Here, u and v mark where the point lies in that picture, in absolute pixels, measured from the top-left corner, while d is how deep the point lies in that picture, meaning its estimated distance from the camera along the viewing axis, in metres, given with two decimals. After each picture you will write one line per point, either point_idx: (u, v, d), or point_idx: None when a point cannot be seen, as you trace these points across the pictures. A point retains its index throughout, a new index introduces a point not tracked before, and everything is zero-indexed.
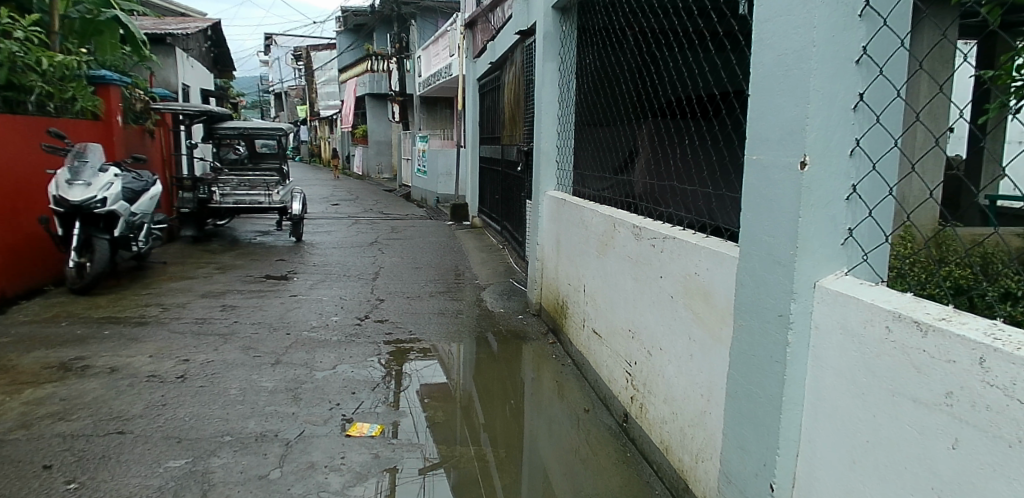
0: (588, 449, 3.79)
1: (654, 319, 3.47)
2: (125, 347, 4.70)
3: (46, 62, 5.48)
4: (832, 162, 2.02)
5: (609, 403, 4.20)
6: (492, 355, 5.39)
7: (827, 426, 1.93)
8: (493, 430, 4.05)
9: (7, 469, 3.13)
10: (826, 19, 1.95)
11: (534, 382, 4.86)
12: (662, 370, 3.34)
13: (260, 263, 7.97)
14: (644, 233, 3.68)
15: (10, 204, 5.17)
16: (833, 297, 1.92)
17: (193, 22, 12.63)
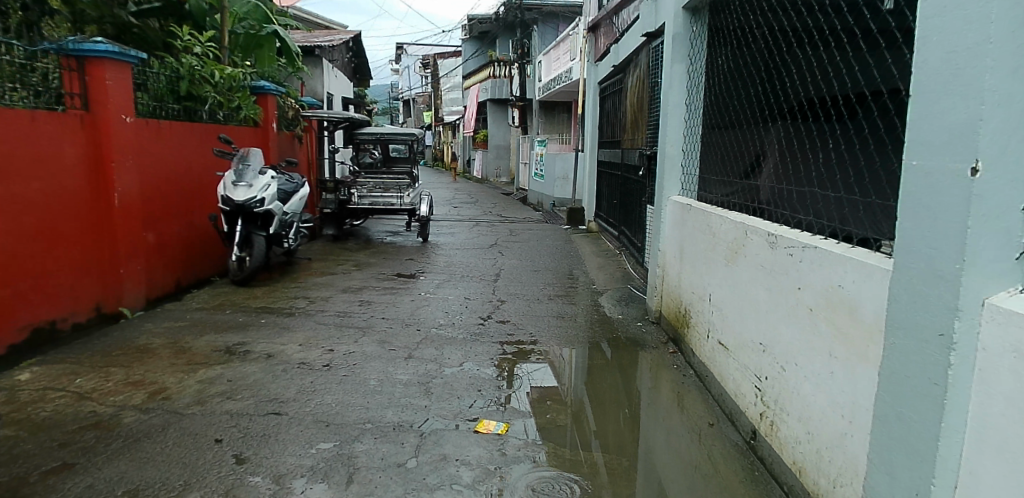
0: (709, 463, 3.65)
1: (788, 333, 3.28)
2: (278, 335, 5.11)
3: (218, 74, 6.06)
4: (1008, 168, 1.81)
5: (735, 419, 4.02)
6: (607, 361, 5.32)
7: (996, 459, 1.73)
8: (611, 435, 4.01)
9: (185, 440, 3.41)
10: (1006, 10, 1.74)
11: (652, 390, 4.75)
12: (797, 386, 3.15)
13: (392, 261, 8.41)
14: (780, 241, 3.50)
15: (187, 203, 5.80)
16: (1007, 316, 1.71)
17: (337, 35, 13.49)
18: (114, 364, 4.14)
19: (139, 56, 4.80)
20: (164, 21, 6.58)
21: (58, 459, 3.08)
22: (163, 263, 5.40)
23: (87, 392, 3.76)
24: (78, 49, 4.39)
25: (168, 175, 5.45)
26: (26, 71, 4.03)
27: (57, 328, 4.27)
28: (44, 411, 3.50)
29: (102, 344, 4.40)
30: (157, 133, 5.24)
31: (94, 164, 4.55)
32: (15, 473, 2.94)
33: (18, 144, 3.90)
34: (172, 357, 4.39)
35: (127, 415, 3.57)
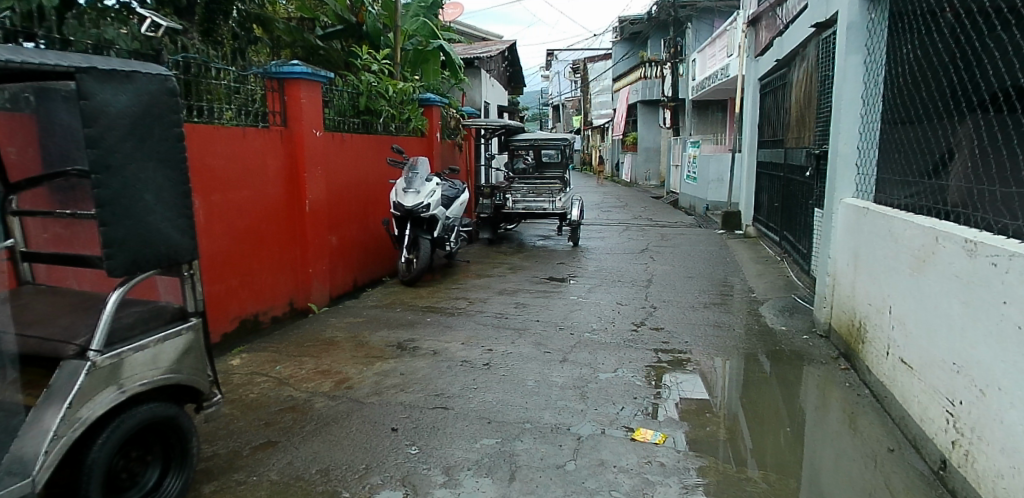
0: (887, 490, 3.29)
1: (989, 352, 2.89)
2: (443, 334, 5.39)
3: (391, 89, 6.54)
4: None
5: (921, 446, 3.59)
6: (766, 375, 4.99)
7: None
8: (773, 450, 3.76)
9: (366, 427, 3.71)
10: None
11: (820, 407, 4.39)
12: (999, 415, 2.76)
13: (544, 265, 8.55)
14: (980, 248, 3.09)
15: (365, 210, 6.31)
16: None
17: (494, 45, 13.99)
18: (306, 354, 4.60)
19: (328, 75, 5.29)
20: (345, 43, 7.18)
21: (265, 436, 3.48)
22: (343, 264, 5.93)
23: (285, 378, 4.22)
24: (280, 72, 4.94)
25: (349, 183, 5.96)
26: (241, 95, 4.60)
27: (259, 321, 4.84)
28: (252, 393, 3.98)
29: (295, 335, 4.91)
30: (341, 146, 5.76)
31: (290, 174, 5.10)
32: (232, 445, 3.37)
33: (234, 158, 4.48)
34: (352, 350, 4.79)
35: (318, 401, 3.95)
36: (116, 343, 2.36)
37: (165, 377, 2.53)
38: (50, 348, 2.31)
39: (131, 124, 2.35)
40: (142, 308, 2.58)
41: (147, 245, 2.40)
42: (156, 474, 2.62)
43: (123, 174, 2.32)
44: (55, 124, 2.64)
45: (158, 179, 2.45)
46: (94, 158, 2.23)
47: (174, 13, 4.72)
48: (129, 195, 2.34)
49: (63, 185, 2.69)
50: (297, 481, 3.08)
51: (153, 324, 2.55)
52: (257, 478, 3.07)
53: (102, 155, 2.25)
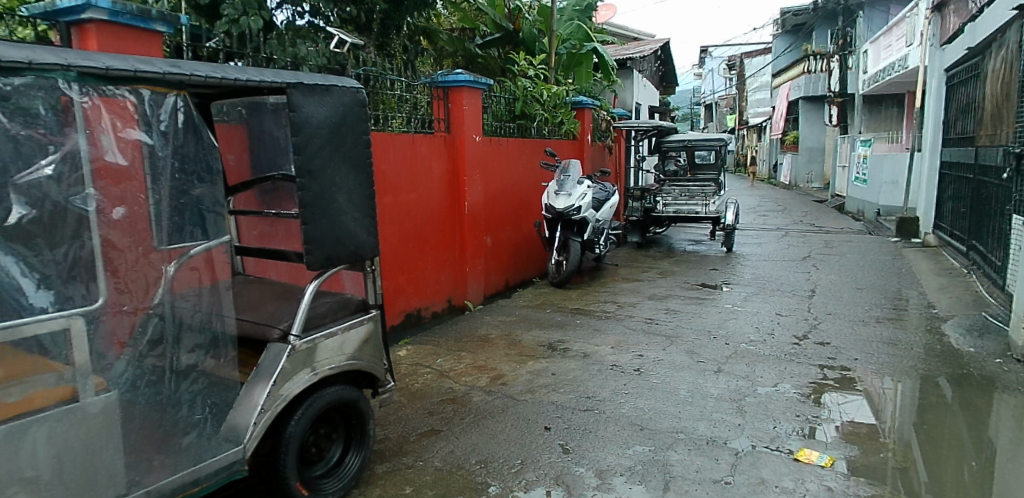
0: None
1: None
2: (593, 336, 5.38)
3: (546, 93, 6.67)
4: None
5: None
6: (949, 400, 4.42)
7: None
8: (962, 484, 3.33)
9: (521, 423, 3.80)
10: None
11: (1019, 440, 3.82)
12: None
13: (695, 271, 8.25)
14: None
15: (518, 212, 6.48)
16: None
17: (648, 45, 13.74)
18: (464, 349, 4.82)
19: (488, 82, 5.50)
20: (502, 50, 7.40)
21: (429, 424, 3.69)
22: (497, 264, 6.14)
23: (446, 371, 4.44)
24: (445, 80, 5.22)
25: (505, 186, 6.15)
26: (411, 103, 4.92)
27: (421, 315, 5.14)
28: (417, 383, 4.24)
29: (453, 331, 5.16)
30: (498, 149, 5.96)
31: (452, 177, 5.37)
32: (400, 430, 3.61)
33: (404, 163, 4.80)
34: (506, 348, 4.93)
35: (476, 395, 4.12)
36: (311, 330, 2.63)
37: (349, 363, 2.77)
38: (259, 331, 2.62)
39: (329, 133, 2.61)
40: (332, 298, 2.83)
41: (338, 242, 2.65)
42: (339, 451, 2.89)
43: (321, 178, 2.57)
44: (265, 133, 3.00)
45: (348, 182, 2.69)
46: (299, 164, 2.50)
47: (354, 30, 5.10)
48: (325, 197, 2.59)
49: (268, 187, 3.12)
50: (459, 470, 3.23)
51: (340, 314, 2.80)
52: (423, 463, 3.26)
53: (305, 162, 2.52)
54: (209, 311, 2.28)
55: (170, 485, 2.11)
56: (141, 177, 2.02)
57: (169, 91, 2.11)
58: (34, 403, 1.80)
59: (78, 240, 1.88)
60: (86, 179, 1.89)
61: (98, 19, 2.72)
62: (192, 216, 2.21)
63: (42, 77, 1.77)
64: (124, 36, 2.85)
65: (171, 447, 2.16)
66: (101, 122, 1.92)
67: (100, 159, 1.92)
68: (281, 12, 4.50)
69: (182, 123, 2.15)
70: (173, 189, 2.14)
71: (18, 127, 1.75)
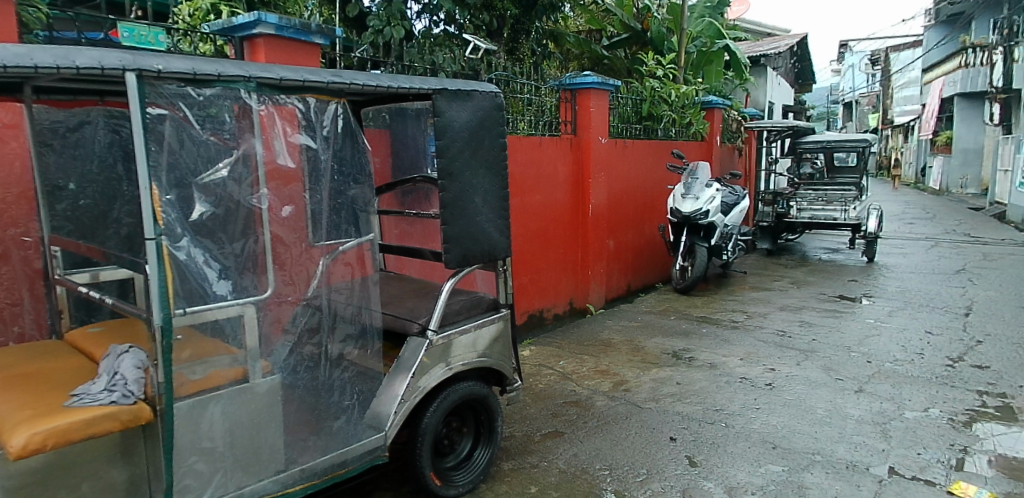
0: None
1: None
2: (720, 347, 5.17)
3: (674, 93, 6.52)
4: None
5: None
6: None
7: None
8: None
9: (645, 432, 3.71)
10: None
11: None
12: None
13: (832, 282, 7.68)
14: None
15: (642, 215, 6.37)
16: None
17: (783, 41, 13.02)
18: (586, 353, 4.80)
19: (616, 83, 5.46)
20: (630, 50, 7.32)
21: (552, 426, 3.70)
22: (619, 268, 6.06)
23: (569, 373, 4.45)
24: (573, 83, 5.25)
25: (629, 189, 6.06)
26: (538, 106, 4.97)
27: (543, 317, 5.18)
28: (540, 384, 4.28)
29: (575, 334, 5.16)
30: (623, 151, 5.88)
31: (576, 179, 5.36)
32: (525, 430, 3.65)
33: (531, 165, 4.86)
34: (629, 354, 4.86)
35: (599, 399, 4.08)
36: (447, 326, 2.73)
37: (480, 360, 2.85)
38: (399, 325, 2.74)
39: (469, 136, 2.69)
40: (465, 296, 2.91)
41: (475, 242, 2.73)
42: (468, 445, 2.98)
43: (460, 179, 2.66)
44: (408, 137, 3.14)
45: (485, 184, 2.76)
46: (441, 166, 2.61)
47: (486, 35, 5.22)
48: (464, 198, 2.68)
49: (409, 188, 3.28)
50: (584, 474, 3.21)
51: (473, 312, 2.88)
52: (548, 464, 3.28)
53: (447, 164, 2.62)
54: (358, 305, 2.43)
55: (321, 465, 2.27)
56: (304, 179, 2.21)
57: (331, 99, 2.25)
58: (215, 381, 1.98)
59: (250, 236, 2.08)
60: (260, 180, 2.09)
61: (267, 33, 2.97)
62: (347, 215, 2.36)
63: (226, 87, 1.93)
64: (288, 49, 3.11)
65: (323, 430, 2.33)
66: (275, 128, 2.10)
67: (272, 162, 2.11)
68: (420, 20, 4.71)
69: (340, 128, 2.30)
70: (334, 190, 2.31)
71: (205, 132, 1.94)
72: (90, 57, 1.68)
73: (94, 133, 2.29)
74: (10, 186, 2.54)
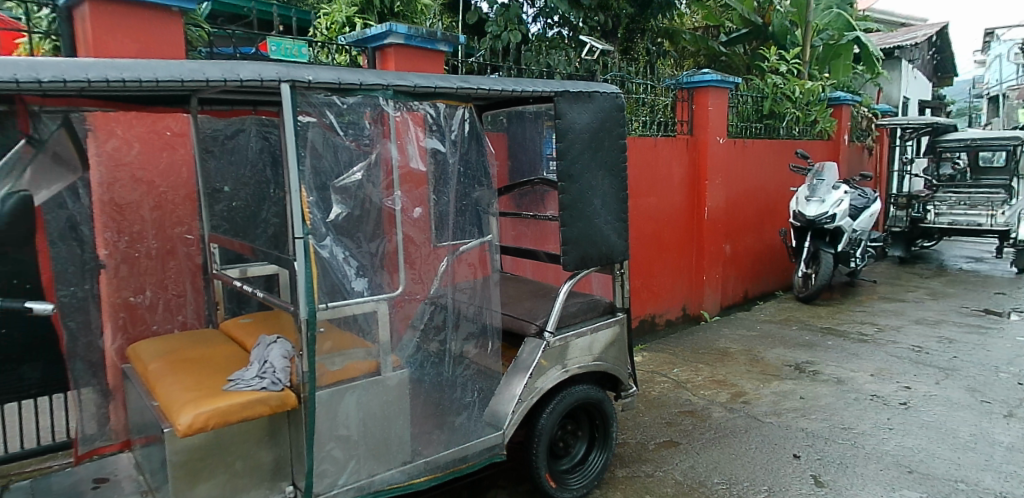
0: None
1: None
2: (848, 361, 4.82)
3: (799, 90, 6.19)
4: None
5: None
6: None
7: None
8: None
9: (766, 448, 3.52)
10: None
11: None
12: None
13: (977, 294, 6.96)
14: None
15: (762, 219, 6.08)
16: None
17: (922, 30, 11.98)
18: (701, 362, 4.65)
19: (736, 80, 5.25)
20: (750, 46, 7.06)
21: (668, 435, 3.61)
22: (736, 275, 5.82)
23: (683, 382, 4.32)
24: (691, 81, 5.11)
25: (748, 191, 5.81)
26: (652, 106, 4.88)
27: (655, 323, 5.07)
28: (654, 391, 4.19)
29: (689, 341, 5.01)
30: (742, 151, 5.65)
31: (692, 182, 5.21)
32: (639, 437, 3.59)
33: (646, 166, 4.78)
34: (747, 364, 4.65)
35: (716, 410, 3.94)
36: (564, 329, 2.72)
37: (596, 364, 2.82)
38: (518, 326, 2.76)
39: (590, 138, 2.69)
40: (582, 299, 2.89)
41: (593, 244, 2.72)
42: (583, 448, 2.97)
43: (580, 181, 2.65)
44: (526, 139, 3.17)
45: (604, 186, 2.74)
46: (561, 168, 2.61)
47: (602, 36, 5.18)
48: (584, 201, 2.67)
49: (526, 190, 3.31)
50: (701, 487, 3.10)
51: (589, 315, 2.85)
52: (663, 474, 3.20)
53: (567, 166, 2.62)
54: (479, 305, 2.49)
55: (444, 459, 2.34)
56: (432, 182, 2.32)
57: (459, 104, 2.31)
58: (351, 372, 2.09)
59: (382, 237, 2.19)
60: (395, 183, 2.20)
61: (397, 43, 3.12)
62: (471, 216, 2.44)
63: (366, 95, 2.04)
64: (415, 57, 3.25)
65: (446, 425, 2.42)
66: (409, 133, 2.21)
67: (405, 165, 2.22)
68: (536, 24, 4.78)
69: (467, 132, 2.37)
70: (460, 192, 2.40)
71: (347, 138, 2.07)
72: (251, 70, 1.81)
73: (248, 139, 2.53)
74: (179, 188, 2.82)
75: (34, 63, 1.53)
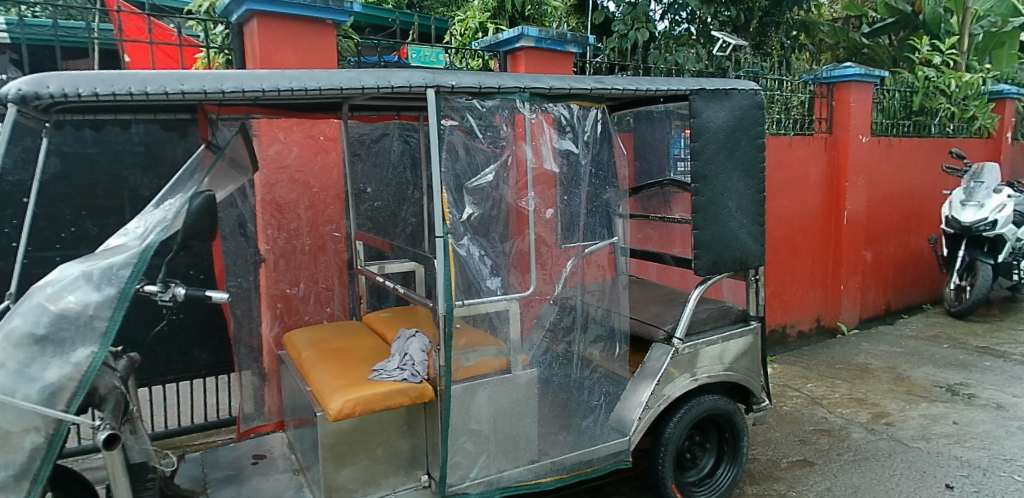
0: None
1: None
2: (1012, 385, 4.28)
3: (955, 82, 5.58)
4: None
5: None
6: None
7: None
8: None
9: (913, 475, 3.19)
10: None
11: None
12: None
13: None
14: None
15: (909, 225, 5.57)
16: None
17: None
18: (838, 378, 4.33)
19: (883, 74, 4.84)
20: (897, 36, 6.53)
21: (801, 454, 3.39)
22: (878, 285, 5.38)
23: (818, 398, 4.05)
24: (831, 76, 4.79)
25: (894, 194, 5.34)
26: (787, 103, 4.64)
27: (786, 334, 4.82)
28: (785, 406, 3.96)
29: (824, 355, 4.70)
30: (888, 151, 5.21)
31: (830, 183, 4.87)
32: (770, 454, 3.40)
33: (780, 167, 4.53)
34: (891, 383, 4.27)
35: (854, 431, 3.65)
36: (693, 335, 2.64)
37: (726, 374, 2.70)
38: (646, 332, 2.71)
39: (726, 137, 2.58)
40: (713, 306, 2.78)
41: (727, 248, 2.60)
42: (711, 460, 2.87)
43: (715, 183, 2.55)
44: (656, 139, 3.06)
45: (739, 188, 2.62)
46: (695, 169, 2.53)
47: (733, 31, 5.00)
48: (718, 202, 2.56)
49: (654, 192, 3.22)
50: None
51: (720, 323, 2.74)
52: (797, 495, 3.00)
53: (701, 167, 2.53)
54: (607, 307, 2.47)
55: (570, 460, 2.33)
56: (565, 183, 2.31)
57: (593, 105, 2.30)
58: (483, 369, 2.14)
59: (516, 238, 2.23)
60: (529, 184, 2.22)
61: (528, 46, 3.19)
62: (602, 218, 2.43)
63: (505, 98, 2.08)
64: (546, 59, 3.30)
65: (572, 427, 2.42)
66: (544, 133, 2.22)
67: (539, 166, 2.23)
68: (664, 21, 4.71)
69: (600, 133, 2.35)
70: (592, 192, 2.38)
71: (484, 141, 2.12)
72: (402, 77, 1.91)
73: None
74: (330, 189, 3.02)
75: (218, 75, 1.69)
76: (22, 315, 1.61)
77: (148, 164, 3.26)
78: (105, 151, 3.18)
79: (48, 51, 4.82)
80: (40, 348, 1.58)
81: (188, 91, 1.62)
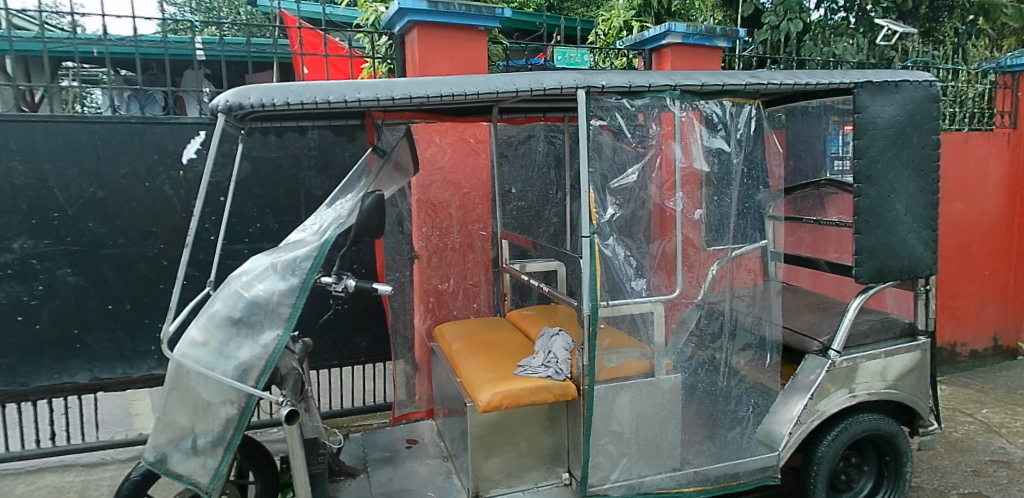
0: None
1: None
2: None
3: None
4: None
5: None
6: None
7: None
8: None
9: None
10: None
11: None
12: None
13: None
14: None
15: None
16: None
17: None
18: (1021, 405, 3.83)
19: None
20: None
21: (977, 487, 3.03)
22: None
23: (996, 425, 3.61)
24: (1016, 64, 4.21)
25: None
26: (960, 95, 4.20)
27: (957, 352, 4.34)
28: (956, 432, 3.56)
29: (1004, 378, 4.17)
30: None
31: (1014, 184, 4.33)
32: (937, 484, 3.07)
33: (953, 167, 4.09)
34: None
35: None
36: (851, 348, 2.45)
37: (889, 392, 2.48)
38: (799, 342, 2.54)
39: (895, 134, 2.37)
40: (875, 317, 2.56)
41: (894, 255, 2.39)
42: (869, 485, 2.64)
43: (881, 183, 2.35)
44: (812, 137, 2.86)
45: (910, 188, 2.39)
46: (858, 168, 2.34)
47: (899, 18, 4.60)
48: (884, 204, 2.36)
49: (809, 192, 3.04)
50: None
51: (884, 336, 2.52)
52: None
53: (866, 166, 2.34)
54: (758, 315, 2.35)
55: (715, 472, 2.26)
56: (715, 183, 2.23)
57: (746, 101, 2.21)
58: (627, 370, 2.12)
59: (663, 239, 2.19)
60: (677, 183, 2.18)
61: (675, 42, 3.16)
62: (753, 219, 2.30)
63: (655, 97, 2.06)
64: (693, 54, 3.26)
65: (717, 438, 2.30)
66: (694, 131, 2.16)
67: (688, 166, 2.18)
68: (820, 11, 4.44)
69: (753, 130, 2.25)
70: (743, 193, 2.27)
71: (633, 141, 2.10)
72: (554, 79, 1.95)
73: None
74: (479, 189, 3.13)
75: (388, 83, 1.81)
76: (222, 300, 1.84)
77: (320, 166, 3.56)
78: (286, 155, 3.50)
79: (241, 66, 5.47)
80: (236, 329, 1.79)
81: (363, 99, 1.75)
